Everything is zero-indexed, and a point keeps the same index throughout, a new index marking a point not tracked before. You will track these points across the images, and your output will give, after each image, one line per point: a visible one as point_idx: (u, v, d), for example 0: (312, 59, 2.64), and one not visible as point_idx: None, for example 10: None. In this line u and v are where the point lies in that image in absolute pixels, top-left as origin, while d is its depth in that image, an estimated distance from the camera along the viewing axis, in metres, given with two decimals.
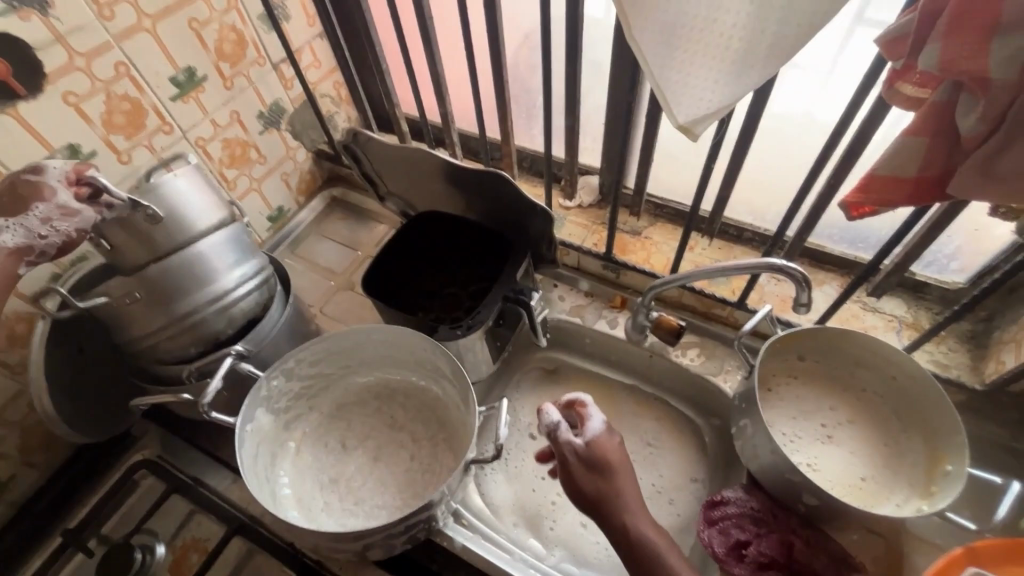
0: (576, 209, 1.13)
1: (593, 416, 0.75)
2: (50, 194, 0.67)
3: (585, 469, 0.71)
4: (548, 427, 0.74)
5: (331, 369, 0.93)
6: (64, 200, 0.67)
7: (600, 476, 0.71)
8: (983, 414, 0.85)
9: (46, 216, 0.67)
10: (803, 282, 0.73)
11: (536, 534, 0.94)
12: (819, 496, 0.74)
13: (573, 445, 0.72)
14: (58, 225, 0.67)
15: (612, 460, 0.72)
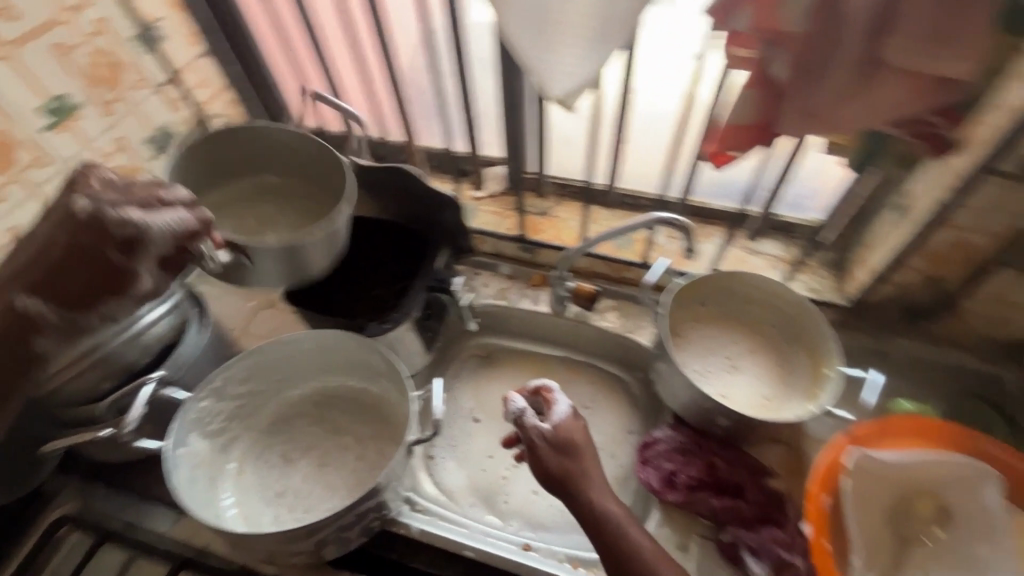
0: (487, 198, 1.17)
1: (559, 401, 0.77)
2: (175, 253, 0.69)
3: (552, 450, 0.72)
4: (514, 413, 0.75)
5: (263, 385, 0.92)
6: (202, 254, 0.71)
7: (564, 460, 0.72)
8: (852, 325, 1.00)
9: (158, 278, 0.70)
10: (688, 229, 0.85)
11: (493, 509, 0.98)
12: (730, 416, 0.83)
13: (539, 429, 0.73)
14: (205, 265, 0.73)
15: (574, 444, 0.73)
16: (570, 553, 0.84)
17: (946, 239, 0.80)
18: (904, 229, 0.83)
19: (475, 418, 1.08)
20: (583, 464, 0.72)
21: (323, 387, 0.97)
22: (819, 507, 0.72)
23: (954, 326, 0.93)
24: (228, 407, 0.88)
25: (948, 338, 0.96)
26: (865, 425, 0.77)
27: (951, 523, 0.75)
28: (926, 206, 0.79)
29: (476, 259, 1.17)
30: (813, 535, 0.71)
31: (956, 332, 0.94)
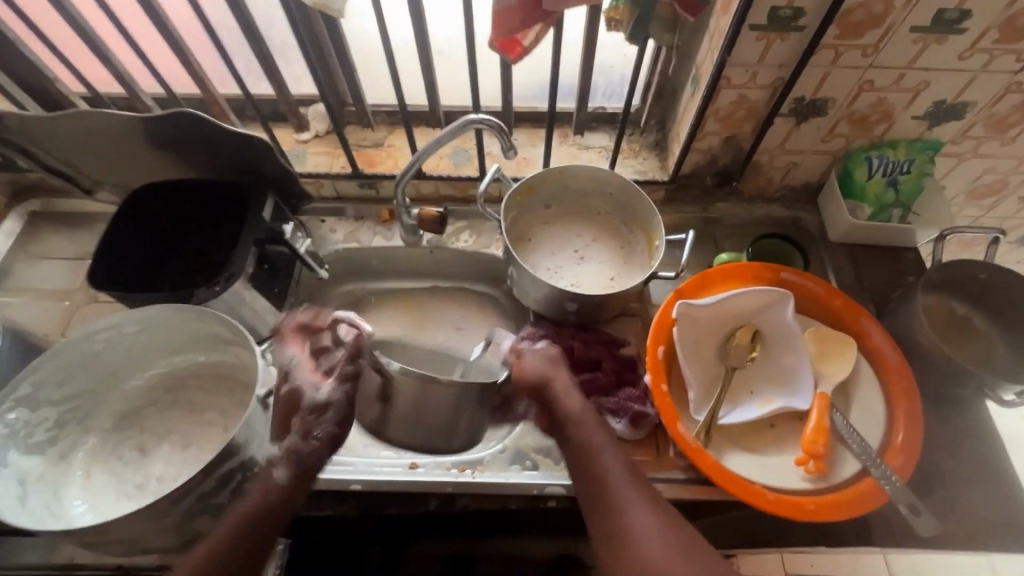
0: (314, 140, 1.11)
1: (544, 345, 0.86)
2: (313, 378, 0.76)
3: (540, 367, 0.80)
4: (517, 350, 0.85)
5: (92, 380, 0.83)
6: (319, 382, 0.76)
7: (541, 378, 0.79)
8: (677, 199, 1.09)
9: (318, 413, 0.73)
10: (502, 129, 0.84)
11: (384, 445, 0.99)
12: (577, 299, 0.89)
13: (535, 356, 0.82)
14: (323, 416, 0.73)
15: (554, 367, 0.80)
16: (456, 459, 0.86)
17: (729, 98, 0.88)
18: (698, 95, 0.90)
19: None
20: (564, 386, 0.78)
21: (168, 369, 0.90)
22: (655, 357, 0.82)
23: (757, 182, 1.05)
24: (51, 415, 0.80)
25: (755, 195, 1.09)
26: (687, 281, 0.89)
27: (763, 346, 0.87)
28: (708, 70, 0.86)
29: (319, 206, 1.11)
30: (652, 382, 0.80)
31: (760, 187, 1.06)
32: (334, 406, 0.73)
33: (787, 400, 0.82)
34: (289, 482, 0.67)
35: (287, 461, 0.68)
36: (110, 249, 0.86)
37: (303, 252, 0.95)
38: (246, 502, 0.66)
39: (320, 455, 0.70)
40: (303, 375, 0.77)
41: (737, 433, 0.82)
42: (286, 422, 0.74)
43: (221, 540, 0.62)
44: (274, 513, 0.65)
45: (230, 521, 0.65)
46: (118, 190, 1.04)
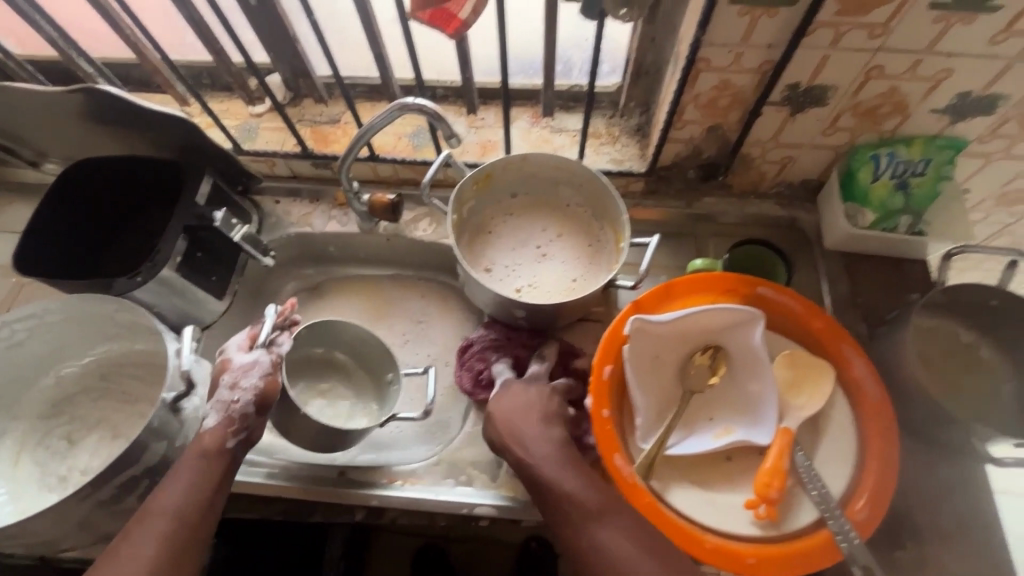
0: (267, 114, 1.03)
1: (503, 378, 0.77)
2: (233, 360, 0.71)
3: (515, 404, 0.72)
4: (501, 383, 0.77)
5: (17, 368, 0.81)
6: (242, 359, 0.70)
7: (513, 416, 0.70)
8: (657, 192, 0.98)
9: (233, 379, 0.69)
10: (437, 115, 0.75)
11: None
12: (525, 306, 0.81)
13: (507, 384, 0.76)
14: (242, 384, 0.68)
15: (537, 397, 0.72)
16: (386, 469, 0.81)
17: (710, 83, 0.76)
18: (676, 77, 0.78)
19: None
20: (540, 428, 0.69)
21: (100, 357, 0.87)
22: (600, 377, 0.74)
23: (747, 176, 0.93)
24: None
25: (747, 191, 0.97)
26: (647, 292, 0.79)
27: (728, 368, 0.78)
28: (686, 49, 0.74)
29: (273, 186, 1.05)
30: (592, 406, 0.72)
31: (751, 182, 0.94)
32: (259, 366, 0.70)
33: (746, 432, 0.73)
34: (218, 432, 0.66)
35: (199, 465, 0.64)
36: (34, 232, 0.81)
37: (240, 239, 0.88)
38: (164, 504, 0.61)
39: (252, 408, 0.68)
40: (233, 346, 0.73)
41: (687, 465, 0.74)
42: (217, 380, 0.70)
43: (150, 538, 0.59)
44: (203, 508, 0.62)
45: (146, 527, 0.59)
46: (62, 163, 0.99)
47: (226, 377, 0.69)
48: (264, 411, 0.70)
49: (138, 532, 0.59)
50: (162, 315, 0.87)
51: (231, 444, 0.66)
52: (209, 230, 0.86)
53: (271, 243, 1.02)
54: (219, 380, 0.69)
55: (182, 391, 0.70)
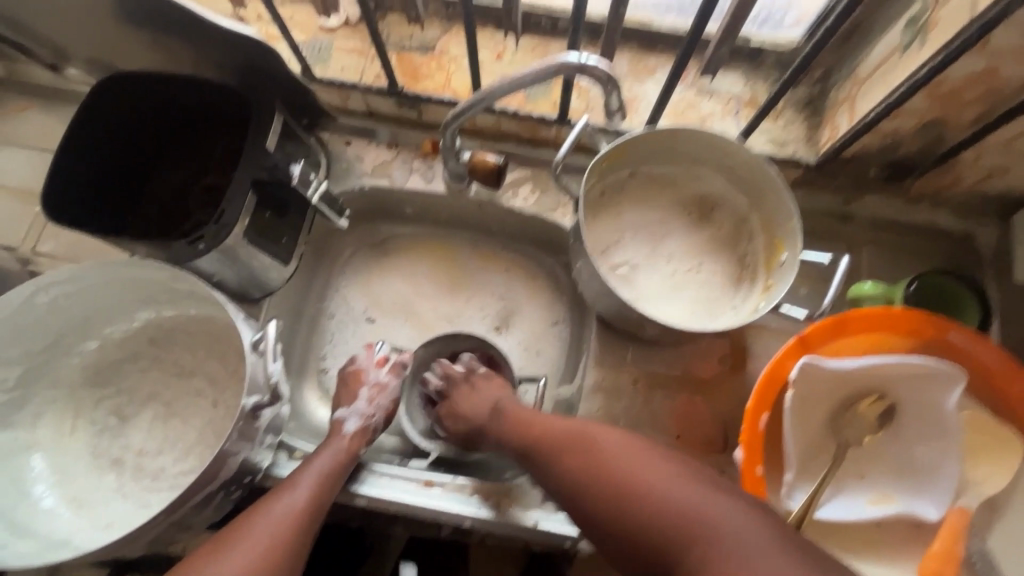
0: (342, 30, 0.84)
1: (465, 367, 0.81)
2: (368, 376, 0.76)
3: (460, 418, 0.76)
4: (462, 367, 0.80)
5: (55, 329, 0.69)
6: (380, 378, 0.76)
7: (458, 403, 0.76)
8: (815, 185, 0.81)
9: (369, 397, 0.75)
10: (608, 80, 0.57)
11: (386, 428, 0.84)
12: (664, 324, 0.67)
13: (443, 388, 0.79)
14: (378, 402, 0.75)
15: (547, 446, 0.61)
16: (478, 483, 0.71)
17: (969, 69, 0.57)
18: (918, 57, 0.59)
19: (368, 317, 0.88)
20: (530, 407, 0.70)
21: (150, 322, 0.75)
22: (754, 427, 0.62)
23: (937, 179, 0.75)
24: (15, 370, 0.67)
25: (925, 196, 0.79)
26: (819, 325, 0.65)
27: (895, 422, 0.66)
28: (953, 21, 0.54)
29: (344, 122, 0.86)
30: (744, 462, 0.61)
31: (939, 185, 0.76)
32: (390, 390, 0.76)
33: (912, 503, 0.64)
34: (356, 437, 0.71)
35: (334, 460, 0.66)
36: (71, 168, 0.67)
37: (317, 199, 0.73)
38: (289, 503, 0.61)
39: (382, 424, 0.75)
40: (365, 359, 0.78)
41: (831, 526, 0.65)
42: (350, 391, 0.75)
43: (267, 527, 0.58)
44: (317, 511, 0.62)
45: (270, 518, 0.59)
46: (87, 67, 0.80)
47: (362, 391, 0.75)
48: (386, 425, 0.77)
49: (252, 530, 0.58)
50: (221, 282, 0.73)
51: (360, 452, 0.70)
52: (282, 185, 0.71)
53: (340, 196, 0.84)
54: (354, 391, 0.75)
55: (264, 398, 0.60)
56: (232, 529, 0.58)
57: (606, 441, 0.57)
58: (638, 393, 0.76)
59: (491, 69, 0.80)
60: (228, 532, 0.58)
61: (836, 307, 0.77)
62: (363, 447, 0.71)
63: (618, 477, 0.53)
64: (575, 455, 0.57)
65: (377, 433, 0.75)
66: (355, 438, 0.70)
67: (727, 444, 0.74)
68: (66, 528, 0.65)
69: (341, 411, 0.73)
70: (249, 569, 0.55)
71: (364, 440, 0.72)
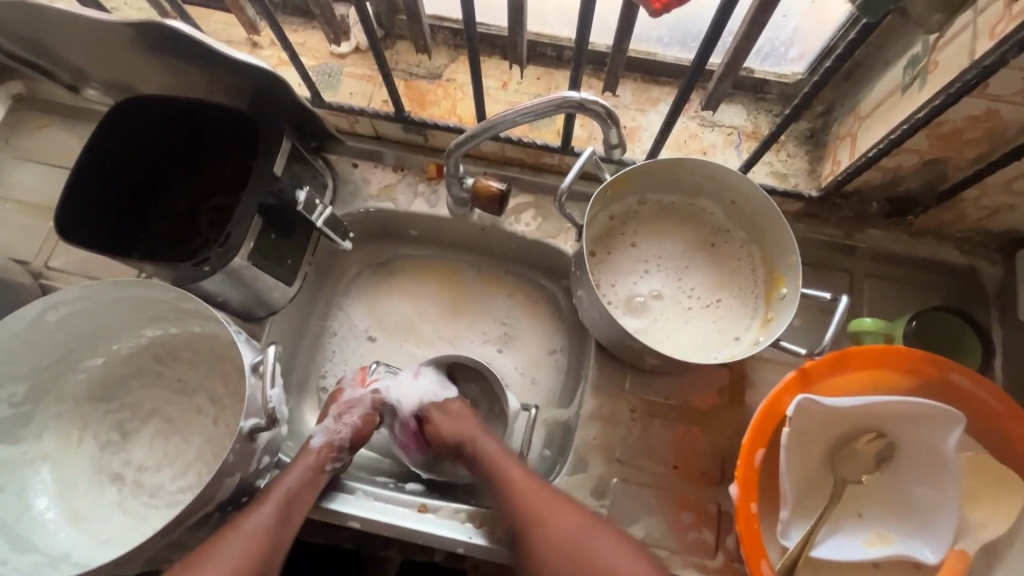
0: (353, 56, 0.86)
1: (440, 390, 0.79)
2: (342, 394, 0.77)
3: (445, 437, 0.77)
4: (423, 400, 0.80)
5: (63, 345, 0.70)
6: (351, 395, 0.76)
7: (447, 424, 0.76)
8: (817, 217, 0.81)
9: (340, 413, 0.74)
10: (608, 118, 0.58)
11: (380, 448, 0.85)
12: (660, 356, 0.67)
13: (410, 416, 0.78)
14: (348, 419, 0.74)
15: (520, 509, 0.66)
16: (472, 510, 0.71)
17: (968, 112, 0.57)
18: (917, 98, 0.59)
19: (370, 336, 0.89)
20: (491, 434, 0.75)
21: (155, 339, 0.76)
22: (750, 463, 0.61)
23: (940, 215, 0.75)
24: (23, 385, 0.69)
25: (928, 231, 0.79)
26: (817, 361, 0.64)
27: (892, 461, 0.66)
28: (951, 65, 0.55)
29: (352, 146, 0.87)
30: (739, 499, 0.60)
31: (942, 221, 0.76)
32: (363, 404, 0.76)
33: (910, 545, 0.62)
34: (323, 452, 0.70)
35: (303, 477, 0.66)
36: (87, 189, 0.69)
37: (322, 223, 0.74)
38: (259, 519, 0.62)
39: (350, 442, 0.73)
40: (349, 379, 0.79)
41: (826, 565, 0.64)
42: (326, 409, 0.76)
43: (238, 545, 0.60)
44: (284, 525, 0.63)
45: (240, 536, 0.60)
46: (105, 89, 0.82)
47: (332, 409, 0.75)
48: (356, 446, 0.74)
49: (222, 550, 0.59)
50: (225, 302, 0.74)
51: (329, 467, 0.69)
52: (288, 209, 0.72)
53: (345, 218, 0.86)
54: (328, 409, 0.75)
55: (262, 421, 0.61)
56: (204, 550, 0.60)
57: (556, 517, 0.64)
58: (635, 422, 0.76)
59: (496, 97, 0.82)
60: (200, 552, 0.59)
61: (837, 340, 0.76)
62: (330, 464, 0.70)
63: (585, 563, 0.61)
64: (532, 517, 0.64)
65: (344, 454, 0.72)
66: (320, 452, 0.69)
67: (725, 476, 0.73)
68: (65, 543, 0.65)
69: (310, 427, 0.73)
70: None
71: (330, 459, 0.70)
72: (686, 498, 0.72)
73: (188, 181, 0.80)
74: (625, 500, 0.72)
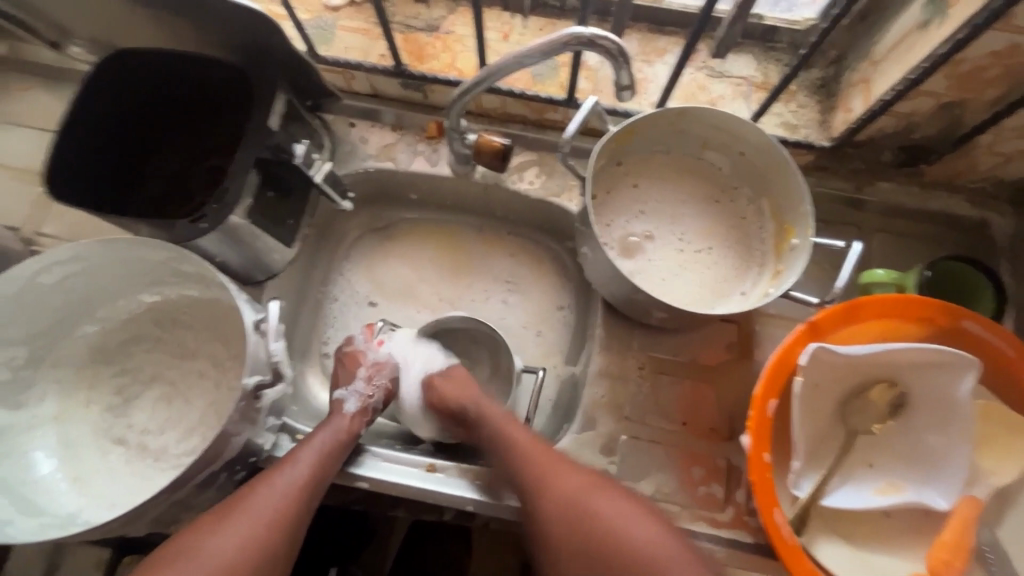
0: (347, 9, 0.82)
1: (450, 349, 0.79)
2: (365, 356, 0.76)
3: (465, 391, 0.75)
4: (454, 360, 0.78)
5: (57, 308, 0.68)
6: (374, 357, 0.76)
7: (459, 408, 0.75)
8: (826, 170, 0.79)
9: (368, 375, 0.74)
10: (618, 56, 0.55)
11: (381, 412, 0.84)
12: (669, 309, 0.66)
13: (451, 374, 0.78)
14: (378, 381, 0.75)
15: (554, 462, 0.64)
16: (481, 469, 0.70)
17: (990, 47, 0.55)
18: (937, 35, 0.57)
19: (371, 301, 0.88)
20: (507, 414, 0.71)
21: (153, 302, 0.74)
22: (762, 414, 0.61)
23: (953, 164, 0.73)
24: (20, 349, 0.67)
25: (939, 182, 0.77)
26: (830, 310, 0.63)
27: (905, 411, 0.65)
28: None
29: (349, 104, 0.85)
30: (752, 448, 0.60)
31: (955, 172, 0.75)
32: (390, 366, 0.76)
33: (922, 492, 0.62)
34: (357, 417, 0.70)
35: (336, 437, 0.66)
36: (75, 146, 0.66)
37: (321, 179, 0.72)
38: (292, 476, 0.61)
39: (381, 403, 0.75)
40: (364, 339, 0.78)
41: (836, 515, 0.64)
42: (349, 370, 0.75)
43: (269, 501, 0.58)
44: (316, 485, 0.62)
45: (272, 489, 0.59)
46: (89, 46, 0.79)
47: (360, 371, 0.74)
48: (385, 406, 0.76)
49: (253, 501, 0.58)
50: (224, 264, 0.72)
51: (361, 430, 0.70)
52: (284, 164, 0.70)
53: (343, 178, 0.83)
54: (353, 370, 0.75)
55: (265, 378, 0.60)
56: (233, 500, 0.58)
57: (601, 501, 0.60)
58: (644, 379, 0.75)
59: (498, 49, 0.79)
60: (230, 501, 0.58)
61: (847, 294, 0.75)
62: (365, 422, 0.71)
63: (597, 530, 0.58)
64: (564, 502, 0.60)
65: (376, 412, 0.74)
66: (355, 415, 0.70)
67: (734, 432, 0.73)
68: (69, 507, 0.65)
69: (340, 390, 0.73)
70: (245, 542, 0.55)
71: (365, 417, 0.71)
72: (695, 453, 0.72)
73: (182, 141, 0.77)
74: (634, 457, 0.72)
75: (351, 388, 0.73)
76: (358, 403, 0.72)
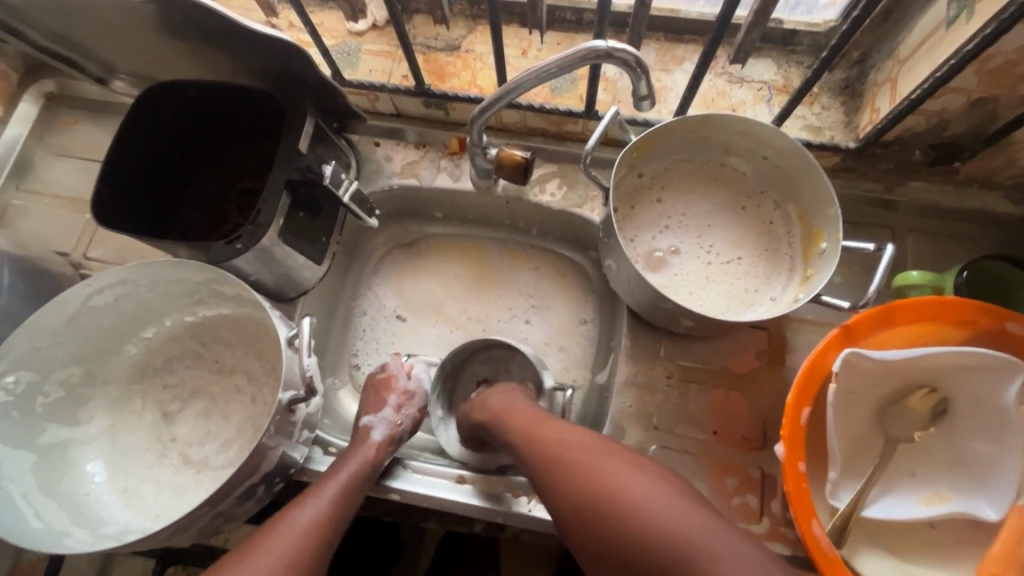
0: (370, 33, 0.85)
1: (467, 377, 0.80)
2: (397, 384, 0.76)
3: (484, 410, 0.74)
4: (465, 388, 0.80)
5: (105, 329, 0.72)
6: (407, 385, 0.77)
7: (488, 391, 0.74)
8: (854, 172, 0.78)
9: (398, 404, 0.75)
10: (635, 66, 0.56)
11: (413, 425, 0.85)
12: (696, 318, 0.65)
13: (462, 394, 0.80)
14: (407, 410, 0.75)
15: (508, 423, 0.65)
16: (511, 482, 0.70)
17: (1023, 41, 0.54)
18: (964, 32, 0.56)
19: (399, 315, 0.89)
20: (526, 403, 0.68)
21: (192, 321, 0.77)
22: (796, 422, 0.60)
23: (988, 162, 0.71)
24: (73, 369, 0.71)
25: (974, 179, 0.75)
26: (862, 315, 0.62)
27: (948, 417, 0.63)
28: None
29: (373, 124, 0.87)
30: (787, 458, 0.59)
31: (990, 168, 0.72)
32: (417, 397, 0.77)
33: (970, 502, 0.60)
34: (384, 446, 0.70)
35: (361, 469, 0.66)
36: (122, 177, 0.70)
37: (348, 198, 0.75)
38: (314, 510, 0.60)
39: (407, 434, 0.74)
40: (394, 365, 0.78)
41: (878, 527, 0.62)
42: (379, 397, 0.75)
43: (291, 537, 0.57)
44: (339, 520, 0.62)
45: (293, 525, 0.58)
46: (133, 81, 0.84)
47: (391, 398, 0.75)
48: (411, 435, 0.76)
49: (276, 538, 0.57)
50: (259, 283, 0.75)
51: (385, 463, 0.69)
52: (313, 185, 0.72)
53: (370, 196, 0.86)
54: (383, 397, 0.75)
55: (300, 392, 0.62)
56: (257, 537, 0.58)
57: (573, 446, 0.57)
58: (672, 388, 0.74)
59: (517, 65, 0.80)
60: (252, 539, 0.57)
61: (880, 297, 0.74)
62: (388, 457, 0.70)
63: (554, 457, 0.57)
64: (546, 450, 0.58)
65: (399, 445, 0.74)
66: (383, 446, 0.70)
67: (767, 440, 0.72)
68: (118, 519, 0.68)
69: (369, 417, 0.73)
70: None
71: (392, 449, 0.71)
72: (727, 463, 0.71)
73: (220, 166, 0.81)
74: (664, 468, 0.71)
75: (374, 419, 0.73)
76: (386, 432, 0.72)
